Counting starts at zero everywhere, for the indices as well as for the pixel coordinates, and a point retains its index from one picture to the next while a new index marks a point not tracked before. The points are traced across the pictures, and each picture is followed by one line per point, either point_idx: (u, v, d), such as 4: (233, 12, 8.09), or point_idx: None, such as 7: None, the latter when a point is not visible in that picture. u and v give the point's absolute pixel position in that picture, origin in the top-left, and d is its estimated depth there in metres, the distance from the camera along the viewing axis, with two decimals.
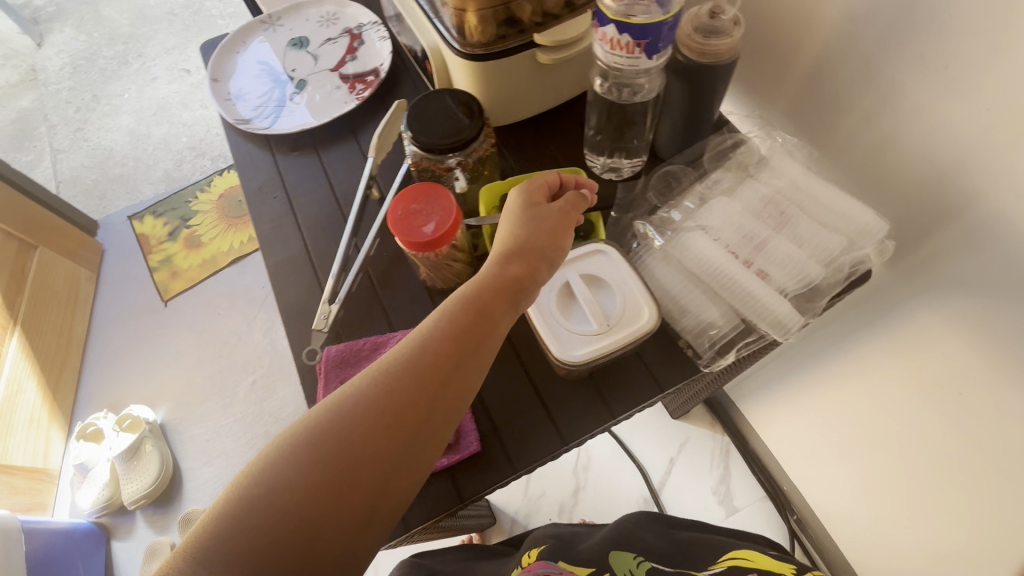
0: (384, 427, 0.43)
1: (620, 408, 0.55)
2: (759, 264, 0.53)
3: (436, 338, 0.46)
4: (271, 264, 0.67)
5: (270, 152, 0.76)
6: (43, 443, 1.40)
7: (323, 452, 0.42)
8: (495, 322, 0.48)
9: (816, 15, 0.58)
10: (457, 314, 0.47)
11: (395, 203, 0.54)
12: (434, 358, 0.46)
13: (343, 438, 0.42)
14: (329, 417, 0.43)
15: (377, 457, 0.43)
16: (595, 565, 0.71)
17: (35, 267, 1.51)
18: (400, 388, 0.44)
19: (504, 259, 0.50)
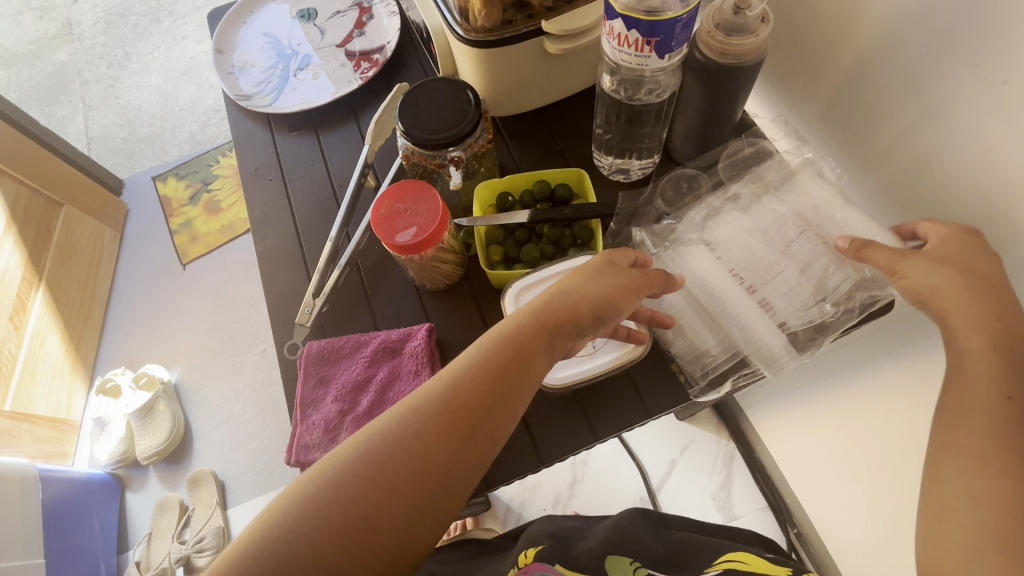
0: (411, 471, 0.41)
1: (603, 429, 0.52)
2: (762, 293, 0.50)
3: (472, 381, 0.43)
4: (261, 249, 0.66)
5: (269, 132, 0.74)
6: (65, 395, 1.46)
7: (348, 493, 0.40)
8: (534, 369, 0.45)
9: (862, 10, 0.52)
10: (496, 359, 0.44)
11: (380, 201, 0.51)
12: (468, 404, 0.43)
13: (369, 478, 0.40)
14: (356, 455, 0.41)
15: (402, 503, 0.41)
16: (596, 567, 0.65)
17: (61, 224, 1.54)
18: (431, 430, 0.42)
19: (551, 304, 0.46)
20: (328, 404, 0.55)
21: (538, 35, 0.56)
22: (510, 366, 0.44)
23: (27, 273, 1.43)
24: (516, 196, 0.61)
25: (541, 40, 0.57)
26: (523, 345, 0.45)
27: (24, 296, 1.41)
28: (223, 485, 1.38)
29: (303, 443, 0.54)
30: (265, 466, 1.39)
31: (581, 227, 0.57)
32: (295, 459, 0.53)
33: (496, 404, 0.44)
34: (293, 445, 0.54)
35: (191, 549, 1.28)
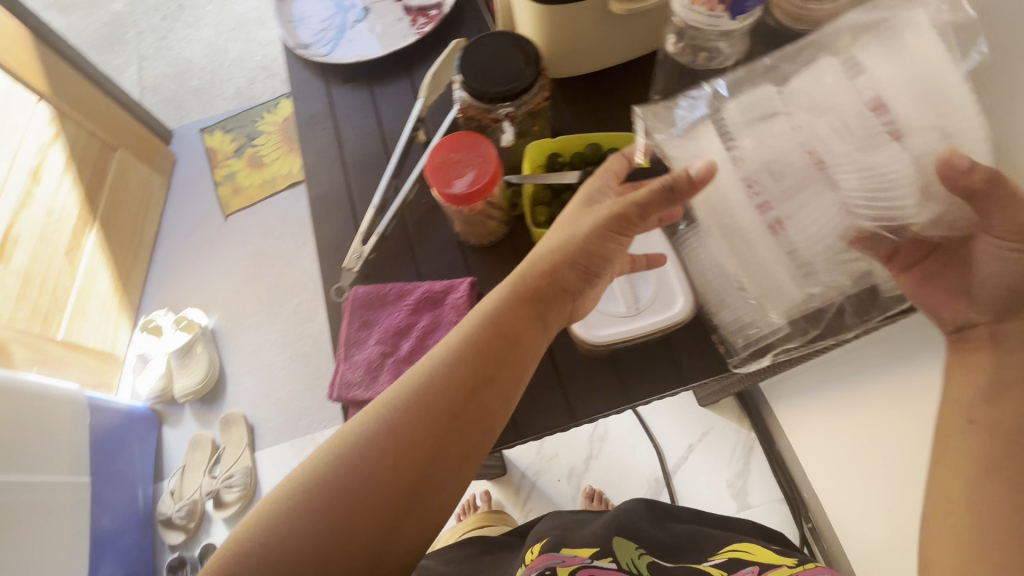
0: (411, 446, 0.44)
1: (637, 394, 0.54)
2: (778, 211, 0.46)
3: (457, 359, 0.47)
4: (313, 195, 0.68)
5: (325, 81, 0.75)
6: (112, 330, 1.54)
7: (354, 453, 0.44)
8: (518, 341, 0.48)
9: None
10: (476, 340, 0.47)
11: (434, 151, 0.52)
12: (457, 381, 0.46)
13: (374, 457, 0.43)
14: (359, 436, 0.44)
15: (407, 476, 0.44)
16: (598, 549, 0.70)
17: (114, 167, 1.60)
18: (426, 406, 0.45)
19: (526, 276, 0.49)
20: (370, 346, 0.57)
21: None
22: (500, 328, 0.47)
23: (83, 212, 1.49)
24: (566, 158, 0.61)
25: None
26: (502, 319, 0.48)
27: (79, 234, 1.48)
28: (253, 428, 1.44)
29: (345, 380, 0.56)
30: (293, 414, 1.44)
31: None
32: (336, 394, 0.55)
33: (483, 378, 0.47)
34: (335, 381, 0.56)
35: (221, 483, 1.36)
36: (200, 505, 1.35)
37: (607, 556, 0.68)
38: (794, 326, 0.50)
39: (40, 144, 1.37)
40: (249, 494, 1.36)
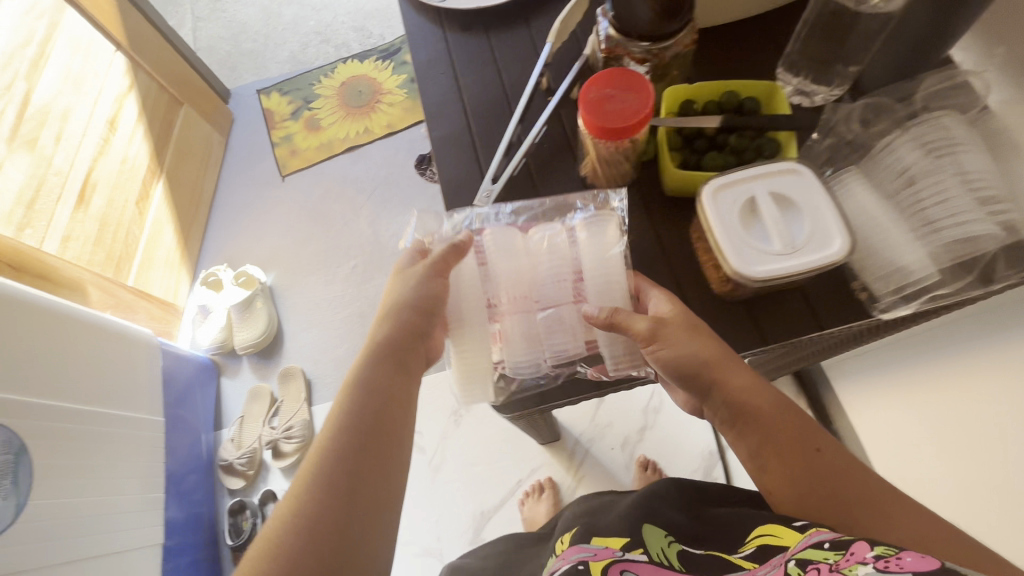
0: (328, 515, 0.45)
1: (773, 334, 0.55)
2: (502, 322, 0.58)
3: (347, 425, 0.49)
4: (434, 138, 0.69)
5: (441, 28, 0.75)
6: (174, 282, 1.57)
7: (280, 525, 0.45)
8: (388, 386, 0.52)
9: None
10: (363, 395, 0.51)
11: (588, 85, 0.52)
12: (354, 445, 0.48)
13: (291, 552, 0.43)
14: (272, 537, 0.44)
15: (330, 546, 0.44)
16: (628, 539, 0.60)
17: (180, 122, 1.62)
18: (330, 476, 0.47)
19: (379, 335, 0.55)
20: None
21: None
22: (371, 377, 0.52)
23: (151, 164, 1.52)
24: (701, 105, 0.61)
25: None
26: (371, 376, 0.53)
27: (147, 185, 1.51)
28: (309, 383, 1.47)
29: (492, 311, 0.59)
30: None
31: (769, 139, 0.58)
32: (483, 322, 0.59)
33: (378, 428, 0.50)
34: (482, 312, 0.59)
35: (280, 434, 1.39)
36: (259, 455, 1.39)
37: (638, 549, 0.58)
38: (946, 273, 0.50)
39: (114, 95, 1.41)
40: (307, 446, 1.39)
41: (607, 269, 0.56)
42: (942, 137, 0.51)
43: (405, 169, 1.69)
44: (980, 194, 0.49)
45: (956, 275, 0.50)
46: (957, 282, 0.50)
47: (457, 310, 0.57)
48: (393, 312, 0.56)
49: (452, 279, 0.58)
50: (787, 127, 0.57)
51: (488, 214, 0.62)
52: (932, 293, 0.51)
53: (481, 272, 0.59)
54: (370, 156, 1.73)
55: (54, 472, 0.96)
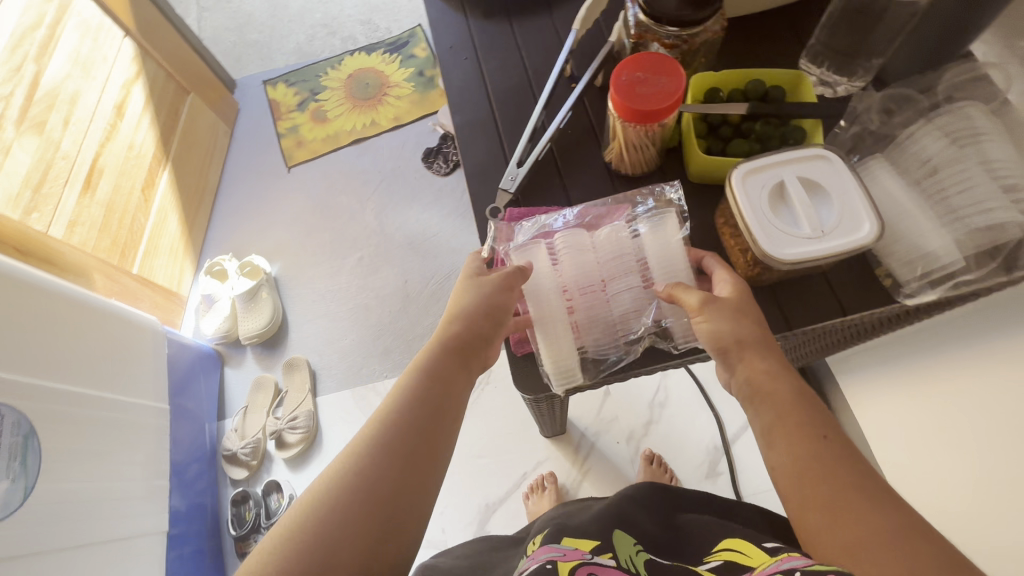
0: (378, 492, 0.48)
1: (798, 321, 0.55)
2: (578, 315, 0.58)
3: (408, 413, 0.52)
4: (458, 123, 0.69)
5: (464, 15, 0.76)
6: (178, 271, 1.55)
7: (330, 505, 0.47)
8: (448, 384, 0.55)
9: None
10: (423, 396, 0.53)
11: (620, 69, 0.52)
12: (411, 433, 0.51)
13: (338, 517, 0.46)
14: (323, 495, 0.48)
15: (376, 521, 0.47)
16: (600, 540, 0.60)
17: (187, 110, 1.61)
18: (385, 457, 0.50)
19: (449, 330, 0.56)
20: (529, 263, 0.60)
21: None
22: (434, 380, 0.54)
23: (157, 151, 1.51)
24: (726, 92, 0.61)
25: None
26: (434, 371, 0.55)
27: (153, 172, 1.50)
28: (314, 374, 1.47)
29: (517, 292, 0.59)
30: (354, 363, 1.47)
31: (795, 127, 0.58)
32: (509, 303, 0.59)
33: (435, 421, 0.53)
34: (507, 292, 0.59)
35: (285, 424, 1.38)
36: (263, 445, 1.38)
37: (607, 550, 0.58)
38: (971, 261, 0.51)
39: (122, 81, 1.41)
40: (312, 437, 1.38)
41: (671, 256, 0.56)
42: (967, 126, 0.52)
43: (412, 162, 1.69)
44: (1008, 183, 0.49)
45: (982, 260, 0.50)
46: (981, 270, 0.51)
47: (539, 306, 0.57)
48: (459, 317, 0.56)
49: (528, 289, 0.58)
50: (813, 115, 0.58)
51: (555, 215, 0.61)
52: (957, 280, 0.52)
53: (555, 271, 0.58)
54: (377, 148, 1.73)
55: (57, 454, 0.95)
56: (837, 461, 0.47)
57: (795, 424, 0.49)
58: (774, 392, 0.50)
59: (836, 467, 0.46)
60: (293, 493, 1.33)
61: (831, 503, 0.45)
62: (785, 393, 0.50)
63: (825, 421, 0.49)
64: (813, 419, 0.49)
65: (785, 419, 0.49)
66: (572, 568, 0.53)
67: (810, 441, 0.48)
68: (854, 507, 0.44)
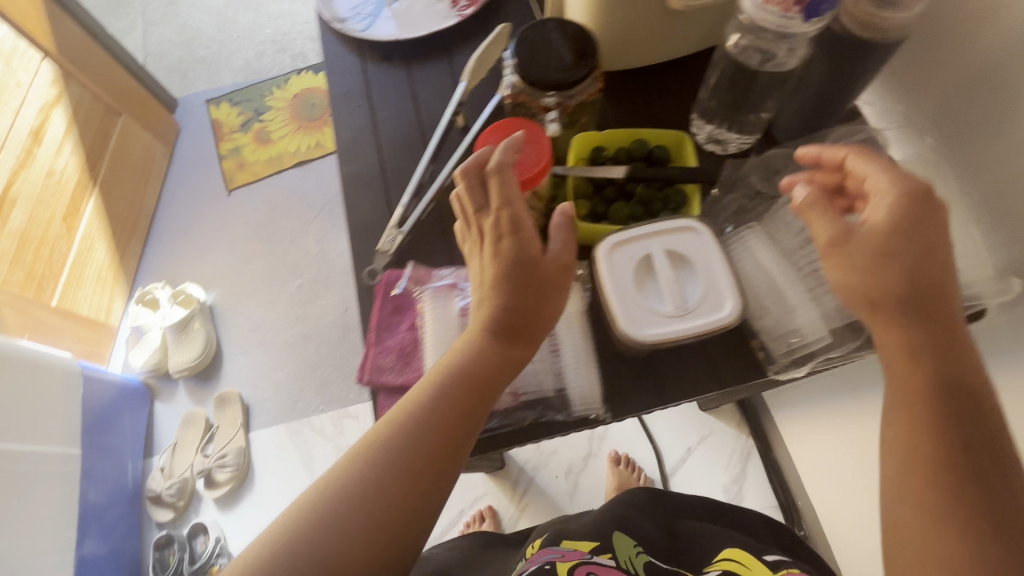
0: (391, 505, 0.41)
1: (673, 393, 0.52)
2: None
3: (435, 415, 0.44)
4: (345, 175, 0.66)
5: (361, 60, 0.73)
6: (107, 301, 1.49)
7: (337, 514, 0.40)
8: (493, 383, 0.46)
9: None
10: (452, 394, 0.45)
11: (488, 134, 0.51)
12: (435, 443, 0.43)
13: (343, 527, 0.40)
14: (332, 492, 0.41)
15: (393, 536, 0.41)
16: (599, 543, 0.59)
17: (117, 133, 1.55)
18: (404, 464, 0.42)
19: (495, 313, 0.47)
20: (403, 332, 0.55)
21: None
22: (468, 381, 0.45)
23: (81, 177, 1.44)
24: (611, 152, 0.60)
25: None
26: (475, 364, 0.46)
27: (78, 199, 1.43)
28: (247, 408, 1.42)
29: (377, 365, 0.54)
30: (290, 396, 1.42)
31: (677, 191, 0.57)
32: (367, 378, 0.54)
33: (465, 428, 0.45)
34: (367, 364, 0.54)
35: (213, 463, 1.33)
36: (190, 484, 1.32)
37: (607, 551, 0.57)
38: (837, 335, 0.49)
39: (41, 105, 1.34)
40: (242, 475, 1.33)
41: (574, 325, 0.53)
42: None
43: None
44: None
45: (852, 335, 0.49)
46: (848, 346, 0.49)
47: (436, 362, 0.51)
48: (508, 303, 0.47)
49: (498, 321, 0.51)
50: (695, 180, 0.56)
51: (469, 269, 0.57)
52: (825, 356, 0.50)
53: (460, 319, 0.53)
54: (321, 170, 1.69)
55: None
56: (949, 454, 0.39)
57: (912, 405, 0.42)
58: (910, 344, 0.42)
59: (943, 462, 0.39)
60: (220, 535, 1.27)
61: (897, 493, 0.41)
62: (915, 353, 0.42)
63: (969, 407, 0.40)
64: (954, 401, 0.41)
65: (901, 389, 0.43)
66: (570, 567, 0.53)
67: (921, 429, 0.41)
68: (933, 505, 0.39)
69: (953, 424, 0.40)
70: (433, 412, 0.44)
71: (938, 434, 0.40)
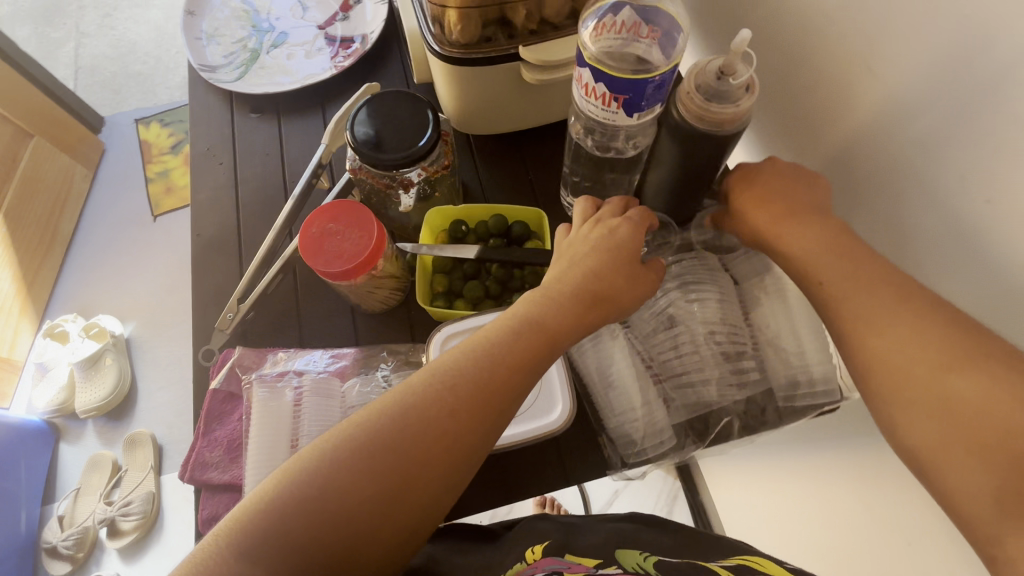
0: (446, 449, 0.37)
1: (517, 491, 0.51)
2: None
3: (507, 361, 0.39)
4: (197, 240, 0.62)
5: (229, 110, 0.69)
6: (11, 333, 1.38)
7: (390, 444, 0.36)
8: (574, 333, 0.42)
9: (863, 81, 0.42)
10: (525, 345, 0.40)
11: (312, 218, 0.48)
12: (495, 398, 0.39)
13: (391, 462, 0.36)
14: (375, 425, 0.37)
15: (439, 482, 0.37)
16: (602, 559, 0.43)
17: (28, 155, 1.42)
18: (463, 408, 0.38)
19: (591, 266, 0.43)
20: (234, 421, 0.52)
21: (514, 59, 0.53)
22: (550, 340, 0.41)
23: None
24: (470, 225, 0.57)
25: (518, 65, 0.53)
26: (561, 310, 0.42)
27: None
28: (161, 449, 1.30)
29: (201, 460, 0.51)
30: None
31: (532, 272, 0.54)
32: (188, 476, 0.50)
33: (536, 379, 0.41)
34: (190, 460, 0.51)
35: (116, 511, 1.21)
36: (92, 534, 1.22)
37: (611, 565, 0.42)
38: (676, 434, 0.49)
39: None
40: (149, 523, 1.22)
41: None
42: (695, 285, 0.50)
43: None
44: (727, 354, 0.48)
45: (684, 435, 0.49)
46: (687, 446, 0.49)
47: (259, 472, 0.46)
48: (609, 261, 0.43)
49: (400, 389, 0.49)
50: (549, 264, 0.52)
51: (305, 355, 0.53)
52: (666, 457, 0.49)
53: (292, 416, 0.48)
54: None
55: None
56: (930, 354, 0.34)
57: (869, 332, 0.37)
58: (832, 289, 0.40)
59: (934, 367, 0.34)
60: None
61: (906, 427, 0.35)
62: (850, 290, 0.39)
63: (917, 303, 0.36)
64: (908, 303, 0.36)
65: (849, 326, 0.38)
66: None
67: (889, 349, 0.36)
68: (953, 419, 0.32)
69: (920, 324, 0.35)
70: (508, 361, 0.39)
71: (910, 344, 0.35)
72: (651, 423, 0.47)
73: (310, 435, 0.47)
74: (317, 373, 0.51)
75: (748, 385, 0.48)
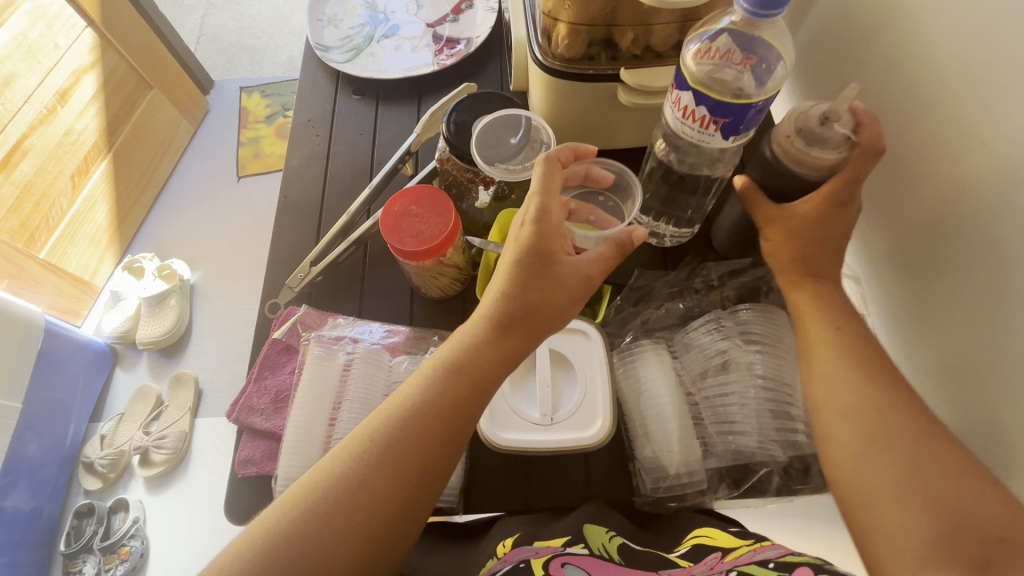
0: (363, 516, 0.38)
1: (538, 501, 0.50)
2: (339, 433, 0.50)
3: (418, 425, 0.40)
4: (283, 202, 0.66)
5: (334, 89, 0.74)
6: (96, 261, 1.48)
7: (307, 530, 0.37)
8: (489, 381, 0.42)
9: (970, 153, 0.40)
10: (426, 403, 0.41)
11: (396, 198, 0.51)
12: (407, 455, 0.39)
13: (306, 540, 0.37)
14: (295, 514, 0.37)
15: (366, 545, 0.38)
16: (571, 535, 0.42)
17: (144, 104, 1.55)
18: (376, 472, 0.39)
19: (498, 307, 0.42)
20: (285, 373, 0.55)
21: (614, 80, 0.54)
22: (455, 392, 0.41)
23: (98, 140, 1.45)
24: None
25: (616, 86, 0.55)
26: (471, 360, 0.42)
27: (89, 161, 1.44)
28: (200, 393, 1.35)
29: (248, 404, 0.54)
30: None
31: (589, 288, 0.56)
32: (235, 416, 0.53)
33: (450, 435, 0.41)
34: (239, 402, 0.54)
35: (151, 442, 1.26)
36: (125, 458, 1.27)
37: (579, 542, 0.41)
38: (709, 478, 0.47)
39: (74, 68, 1.36)
40: (177, 459, 1.26)
41: None
42: (762, 335, 0.49)
43: None
44: (777, 411, 0.46)
45: (716, 481, 0.47)
46: (719, 491, 0.47)
47: (301, 426, 0.48)
48: (515, 301, 0.42)
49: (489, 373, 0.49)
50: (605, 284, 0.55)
51: (362, 325, 0.56)
52: (694, 498, 0.48)
53: (341, 380, 0.51)
54: None
55: None
56: (882, 415, 0.37)
57: (849, 423, 0.38)
58: (815, 344, 0.42)
59: (886, 435, 0.37)
60: (139, 516, 1.20)
61: (850, 475, 0.37)
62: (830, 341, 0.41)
63: (880, 372, 0.39)
64: (880, 374, 0.39)
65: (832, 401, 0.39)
66: (543, 565, 0.38)
67: (851, 404, 0.38)
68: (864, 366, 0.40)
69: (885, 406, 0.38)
70: (409, 424, 0.40)
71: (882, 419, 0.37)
72: (689, 466, 0.46)
73: (356, 401, 0.49)
74: (370, 343, 0.53)
75: (793, 444, 0.46)
